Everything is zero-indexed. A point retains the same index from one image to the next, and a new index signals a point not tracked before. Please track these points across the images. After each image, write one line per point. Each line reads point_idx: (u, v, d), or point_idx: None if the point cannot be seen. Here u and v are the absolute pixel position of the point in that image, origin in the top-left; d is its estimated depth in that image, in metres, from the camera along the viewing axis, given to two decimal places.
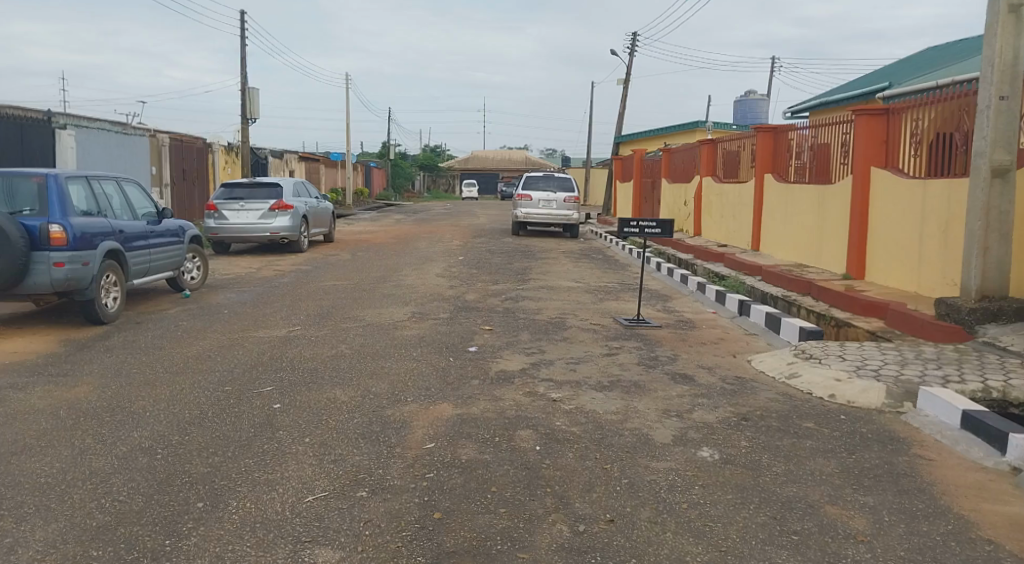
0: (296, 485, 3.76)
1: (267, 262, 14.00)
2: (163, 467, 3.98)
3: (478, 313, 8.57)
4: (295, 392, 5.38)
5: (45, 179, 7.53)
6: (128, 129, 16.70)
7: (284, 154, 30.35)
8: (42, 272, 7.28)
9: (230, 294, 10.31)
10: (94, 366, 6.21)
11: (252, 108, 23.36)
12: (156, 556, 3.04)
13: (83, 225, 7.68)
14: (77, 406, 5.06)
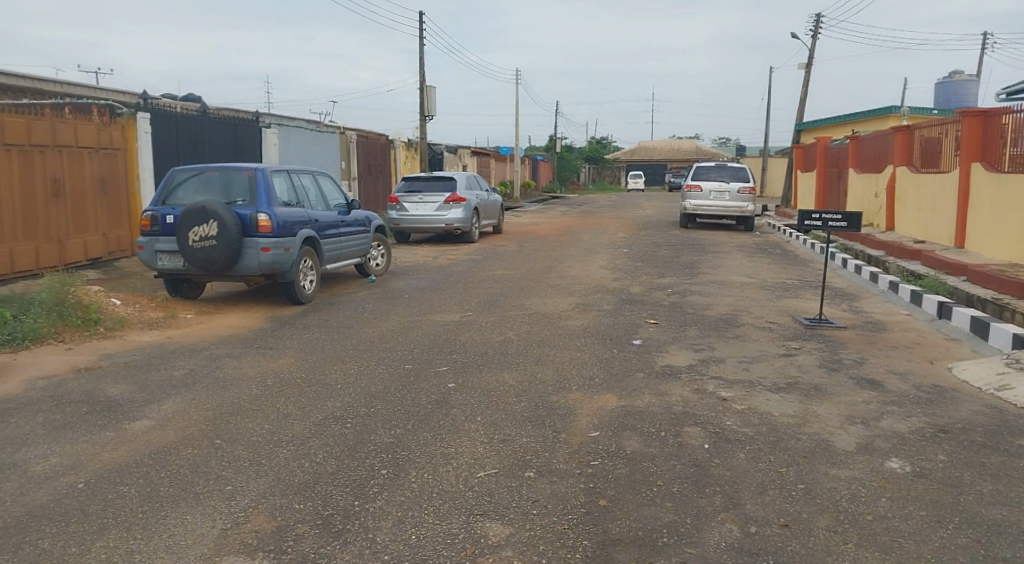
0: (469, 461, 3.92)
1: (440, 251, 14.64)
2: (352, 434, 4.30)
3: (644, 307, 8.46)
4: (466, 374, 5.60)
5: (254, 173, 8.34)
6: (321, 127, 18.04)
7: (457, 148, 31.58)
8: (252, 256, 8.07)
9: (409, 281, 10.89)
10: (292, 341, 6.81)
11: (429, 106, 24.46)
12: (347, 513, 3.30)
13: (286, 214, 8.42)
14: (278, 376, 5.58)
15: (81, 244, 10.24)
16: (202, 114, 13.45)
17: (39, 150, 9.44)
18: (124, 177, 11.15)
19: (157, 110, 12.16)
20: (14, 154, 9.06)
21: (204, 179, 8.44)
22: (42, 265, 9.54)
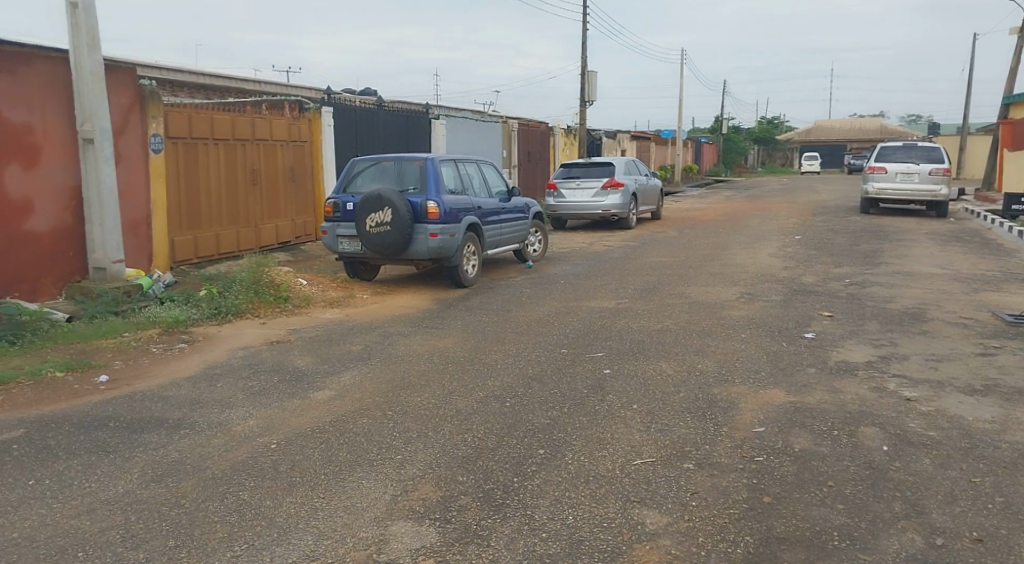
0: (625, 447, 3.90)
1: (599, 238, 14.59)
2: (512, 414, 4.41)
3: (817, 298, 7.98)
4: (624, 362, 5.57)
5: (425, 162, 8.72)
6: (484, 117, 18.51)
7: (618, 134, 31.28)
8: (421, 242, 8.47)
9: (567, 267, 10.95)
10: (458, 323, 7.06)
11: (591, 91, 24.39)
12: (507, 489, 3.40)
13: (452, 202, 8.75)
14: (442, 355, 5.82)
15: (273, 229, 11.20)
16: (377, 108, 14.22)
17: (240, 144, 10.40)
18: (310, 167, 12.05)
19: (339, 104, 13.01)
20: (221, 148, 10.05)
21: (379, 168, 8.94)
22: (242, 248, 10.54)
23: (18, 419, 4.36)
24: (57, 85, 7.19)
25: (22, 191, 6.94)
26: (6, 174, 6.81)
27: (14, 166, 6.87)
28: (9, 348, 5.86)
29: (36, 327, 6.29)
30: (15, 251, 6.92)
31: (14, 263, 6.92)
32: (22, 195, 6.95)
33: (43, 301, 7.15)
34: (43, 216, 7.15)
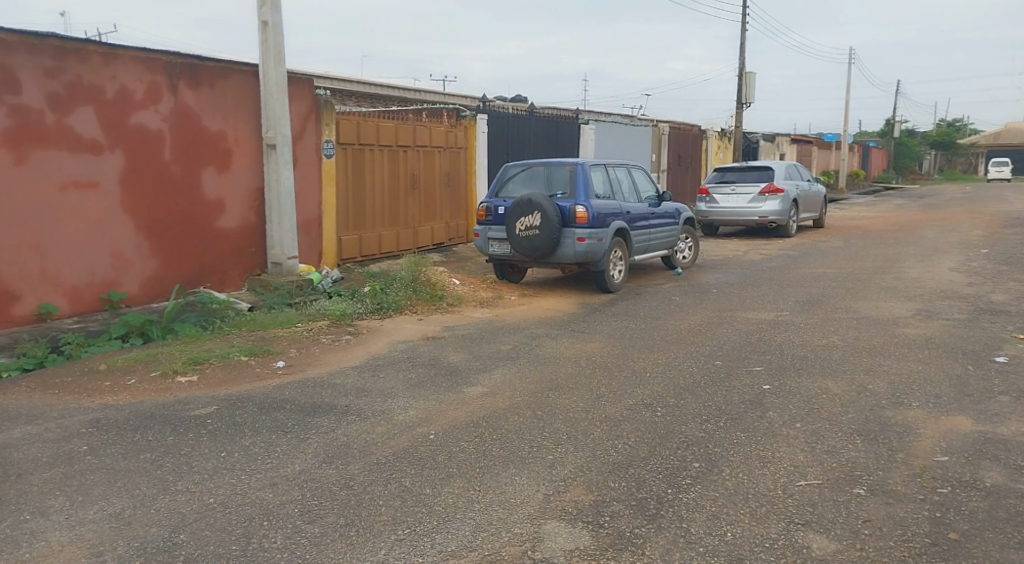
0: (788, 467, 3.73)
1: (755, 246, 14.03)
2: (664, 424, 4.33)
3: (1008, 319, 7.24)
4: (783, 377, 5.31)
5: (575, 167, 8.76)
6: (634, 121, 18.33)
7: (776, 137, 29.94)
8: (568, 246, 8.51)
9: (720, 275, 10.62)
10: (609, 328, 7.03)
11: (748, 93, 23.51)
12: (662, 499, 3.34)
13: (601, 207, 8.73)
14: (593, 359, 5.82)
15: (429, 231, 11.66)
16: (529, 114, 14.45)
17: (402, 150, 10.91)
18: (464, 172, 12.45)
19: (494, 111, 13.35)
20: (384, 154, 10.58)
21: (530, 173, 9.08)
22: (400, 248, 11.05)
23: (209, 396, 4.81)
24: (248, 96, 7.86)
25: (216, 192, 7.63)
26: (204, 177, 7.52)
27: (211, 169, 7.56)
28: (201, 332, 6.48)
29: (224, 315, 6.90)
30: (208, 247, 7.63)
31: (207, 258, 7.62)
32: (216, 195, 7.65)
33: (229, 292, 7.83)
34: (233, 215, 7.84)
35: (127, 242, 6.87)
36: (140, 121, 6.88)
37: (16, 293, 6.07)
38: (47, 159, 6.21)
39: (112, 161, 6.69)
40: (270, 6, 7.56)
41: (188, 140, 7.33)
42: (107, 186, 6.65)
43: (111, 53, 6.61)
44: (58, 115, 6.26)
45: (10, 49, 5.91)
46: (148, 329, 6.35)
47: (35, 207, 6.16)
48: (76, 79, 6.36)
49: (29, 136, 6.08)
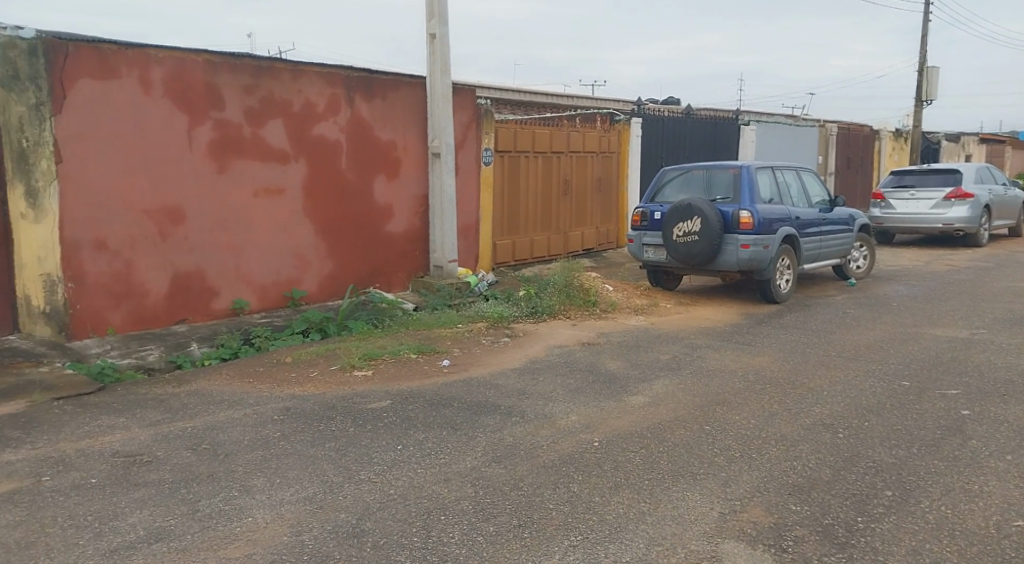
0: (999, 504, 3.37)
1: (939, 256, 12.89)
2: (848, 447, 4.05)
3: None
4: (984, 402, 4.82)
5: (739, 170, 8.42)
6: (798, 121, 17.43)
7: (961, 136, 27.42)
8: (730, 253, 8.18)
9: (901, 287, 9.85)
10: (779, 340, 6.70)
11: (930, 90, 21.69)
12: (852, 528, 3.12)
13: (767, 212, 8.33)
14: (763, 374, 5.56)
15: (581, 236, 11.67)
16: (686, 117, 14.10)
17: (557, 156, 10.98)
18: (617, 177, 12.36)
19: (650, 115, 13.14)
20: (540, 159, 10.70)
21: (691, 177, 8.84)
22: (552, 253, 11.14)
23: (384, 391, 5.05)
24: (416, 106, 8.19)
25: (386, 198, 8.02)
26: (375, 183, 7.92)
27: (382, 176, 7.96)
28: (372, 330, 6.83)
29: (391, 314, 7.27)
30: (378, 249, 8.03)
31: (377, 260, 8.03)
32: (386, 201, 8.04)
33: (395, 292, 8.21)
34: (401, 219, 8.21)
35: (308, 244, 7.37)
36: (321, 133, 7.36)
37: (215, 290, 6.65)
38: (243, 168, 6.77)
39: (297, 169, 7.20)
40: (437, 19, 7.85)
41: (363, 149, 7.75)
42: (292, 192, 7.15)
43: (298, 70, 7.12)
44: (254, 128, 6.82)
45: (215, 69, 6.50)
46: (325, 326, 6.79)
47: (233, 212, 6.73)
48: (269, 95, 6.90)
49: (230, 147, 6.66)
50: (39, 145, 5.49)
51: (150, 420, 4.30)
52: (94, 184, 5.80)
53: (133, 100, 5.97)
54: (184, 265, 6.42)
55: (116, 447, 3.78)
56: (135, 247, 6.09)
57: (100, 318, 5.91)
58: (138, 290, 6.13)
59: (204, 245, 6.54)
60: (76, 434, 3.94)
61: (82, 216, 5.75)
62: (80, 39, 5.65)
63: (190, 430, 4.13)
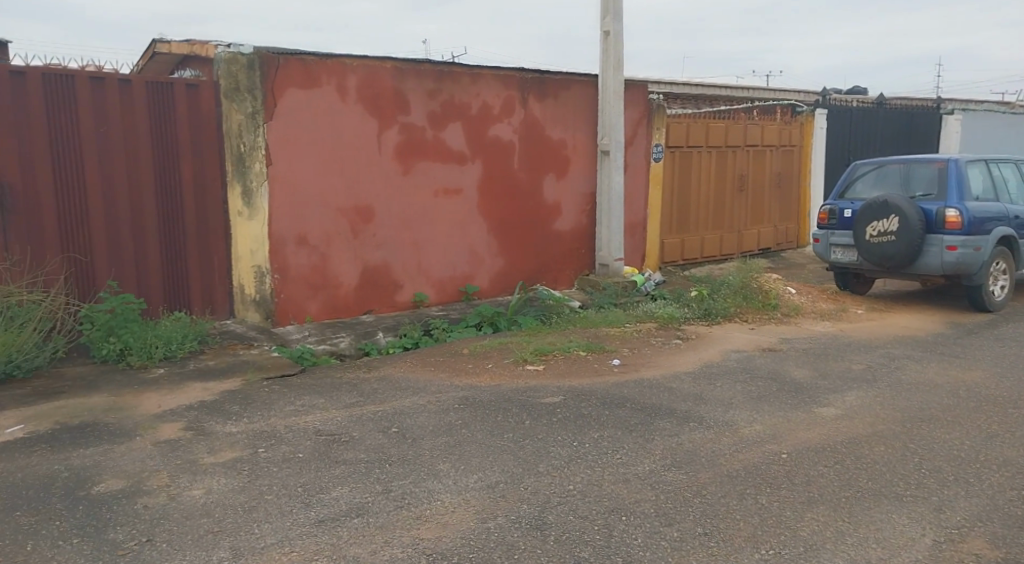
0: None
1: None
2: None
3: None
4: None
5: (946, 164, 7.72)
6: (1013, 108, 15.64)
7: None
8: (934, 255, 7.48)
9: None
10: (994, 354, 6.05)
11: None
12: None
13: (978, 210, 7.54)
14: (976, 390, 5.05)
15: (757, 234, 11.16)
16: (878, 106, 13.09)
17: (732, 151, 10.57)
18: (798, 172, 11.67)
19: (836, 106, 12.32)
20: (714, 155, 10.34)
21: (887, 172, 8.21)
22: (725, 252, 10.76)
23: (556, 387, 5.05)
24: (588, 104, 8.04)
25: (557, 196, 7.95)
26: (547, 182, 7.88)
27: (553, 175, 7.90)
28: (541, 326, 6.78)
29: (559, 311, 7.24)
30: (548, 247, 8.00)
31: (547, 257, 8.00)
32: (555, 199, 7.97)
33: (562, 290, 8.13)
34: (569, 217, 8.13)
35: (481, 241, 7.50)
36: (497, 134, 7.43)
37: (397, 283, 6.99)
38: (426, 169, 7.01)
39: (473, 170, 7.32)
40: (612, 16, 7.59)
41: (536, 148, 7.74)
42: (468, 191, 7.31)
43: (477, 73, 7.23)
44: (435, 131, 7.02)
45: (402, 75, 6.74)
46: (497, 320, 6.84)
47: (415, 210, 7.00)
48: (450, 98, 7.06)
49: (413, 149, 6.90)
50: (254, 150, 6.02)
51: (345, 402, 4.62)
52: (297, 185, 6.28)
53: (330, 107, 6.36)
54: (371, 260, 6.79)
55: (318, 426, 4.10)
56: (331, 243, 6.53)
57: (300, 307, 6.44)
58: (332, 282, 6.58)
59: (389, 241, 6.87)
60: (283, 412, 4.32)
61: (287, 215, 6.26)
62: (288, 52, 6.09)
63: (380, 413, 4.41)
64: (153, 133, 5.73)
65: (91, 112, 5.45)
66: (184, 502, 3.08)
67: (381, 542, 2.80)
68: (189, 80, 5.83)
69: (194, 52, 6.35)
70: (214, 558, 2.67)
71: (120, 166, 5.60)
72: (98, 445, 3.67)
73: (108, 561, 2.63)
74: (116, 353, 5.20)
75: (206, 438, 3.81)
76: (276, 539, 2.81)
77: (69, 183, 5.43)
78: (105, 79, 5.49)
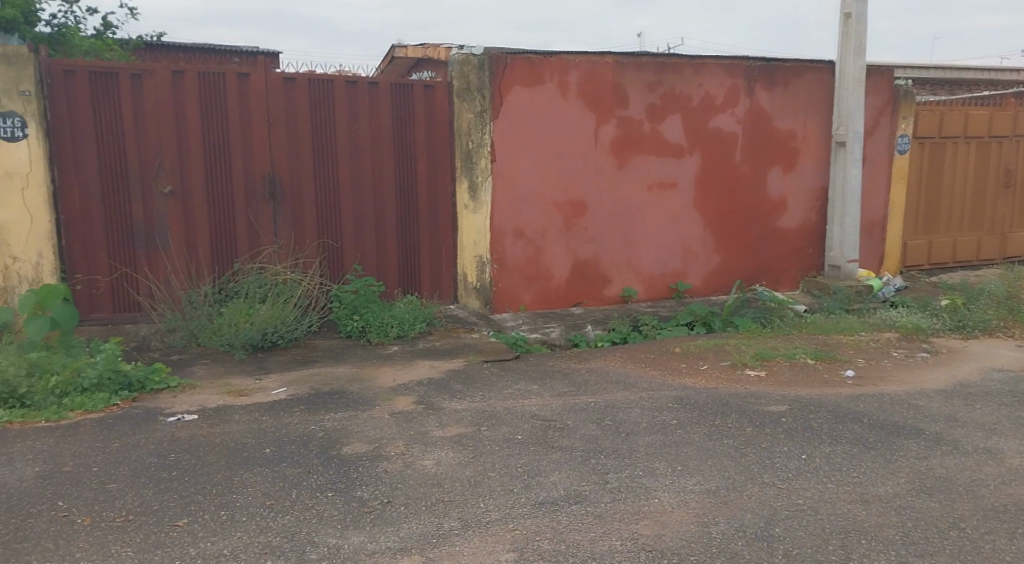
0: None
1: None
2: None
3: None
4: None
5: None
6: None
7: None
8: None
9: None
10: None
11: None
12: None
13: None
14: None
15: None
16: None
17: (996, 142, 9.35)
18: None
19: None
20: (973, 146, 9.21)
21: None
22: (982, 256, 9.57)
23: (780, 395, 4.47)
24: (824, 93, 7.41)
25: (782, 191, 7.42)
26: (771, 176, 7.36)
27: (780, 168, 7.37)
28: (761, 329, 6.20)
29: (782, 315, 6.56)
30: (768, 246, 7.47)
31: (766, 256, 7.49)
32: (780, 195, 7.43)
33: (783, 291, 7.59)
34: (795, 214, 7.54)
35: (698, 237, 7.16)
36: (719, 126, 7.06)
37: (608, 277, 6.88)
38: (643, 162, 6.83)
39: (691, 163, 7.02)
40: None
41: (760, 141, 7.26)
42: (685, 186, 7.01)
43: (699, 63, 6.91)
44: (653, 124, 6.82)
45: (623, 69, 6.62)
46: (710, 320, 6.36)
47: (629, 205, 6.85)
48: (671, 90, 6.82)
49: (630, 143, 6.76)
50: (481, 147, 6.28)
51: (558, 390, 4.54)
52: (516, 179, 6.42)
53: (552, 103, 6.42)
54: (584, 253, 6.75)
55: (534, 410, 4.13)
56: (546, 235, 6.60)
57: (515, 296, 6.59)
58: (546, 273, 6.65)
59: (603, 235, 6.79)
60: (502, 394, 4.45)
61: (506, 208, 6.42)
62: (516, 51, 6.24)
63: (593, 404, 4.23)
64: (395, 131, 6.19)
65: (344, 112, 6.00)
66: (418, 470, 3.31)
67: (600, 532, 2.82)
68: (427, 81, 6.23)
69: (427, 55, 6.79)
70: (445, 527, 2.84)
71: (366, 162, 6.13)
72: (345, 411, 4.05)
73: (357, 516, 2.90)
74: (358, 329, 5.73)
75: (435, 413, 4.06)
76: (500, 515, 2.92)
77: (324, 176, 6.03)
78: (357, 83, 6.02)
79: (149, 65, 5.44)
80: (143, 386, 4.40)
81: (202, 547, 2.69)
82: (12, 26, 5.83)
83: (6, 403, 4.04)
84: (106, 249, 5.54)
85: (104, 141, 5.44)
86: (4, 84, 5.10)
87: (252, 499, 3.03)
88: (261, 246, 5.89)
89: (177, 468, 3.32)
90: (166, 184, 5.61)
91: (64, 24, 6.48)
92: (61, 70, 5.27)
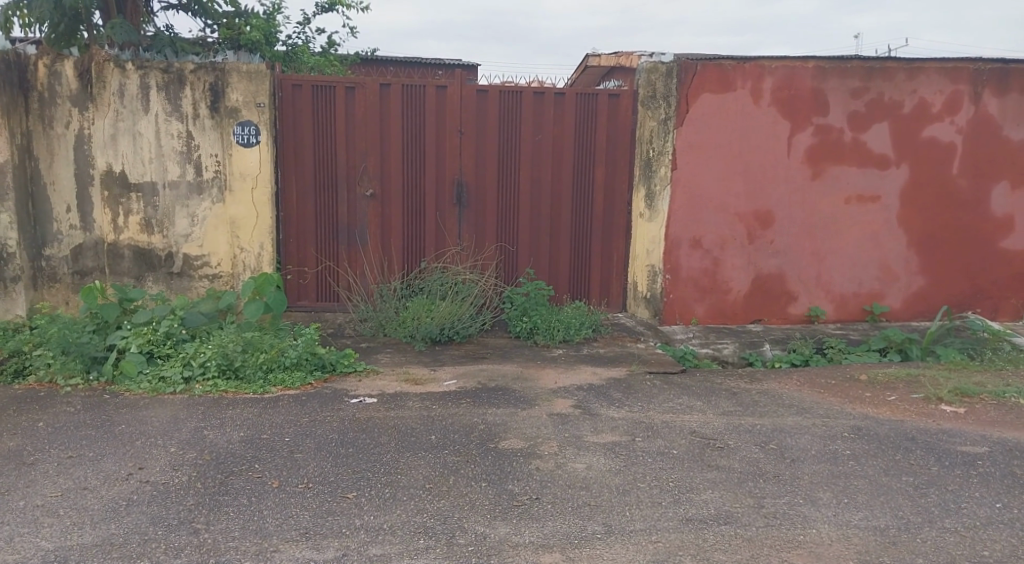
0: None
1: None
2: None
3: None
4: None
5: None
6: None
7: None
8: None
9: None
10: None
11: None
12: None
13: None
14: None
15: None
16: None
17: None
18: None
19: None
20: None
21: None
22: None
23: (982, 435, 3.99)
24: None
25: (1007, 208, 6.63)
26: (994, 192, 6.60)
27: (1006, 183, 6.59)
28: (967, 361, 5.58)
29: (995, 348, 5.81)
30: (986, 270, 6.71)
31: (983, 281, 6.72)
32: (1006, 213, 6.64)
33: (1003, 322, 6.76)
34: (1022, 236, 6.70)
35: (900, 255, 6.59)
36: (935, 135, 6.45)
37: (793, 294, 6.52)
38: (842, 174, 6.40)
39: (898, 176, 6.47)
40: None
41: (984, 152, 6.53)
42: (889, 200, 6.48)
43: (916, 67, 6.35)
44: (856, 133, 6.36)
45: (825, 75, 6.23)
46: (907, 347, 5.82)
47: (823, 218, 6.45)
48: (880, 97, 6.33)
49: (828, 154, 6.36)
50: (661, 154, 6.21)
51: (723, 408, 4.40)
52: (699, 188, 6.27)
53: (742, 110, 6.20)
54: (768, 267, 6.45)
55: (694, 427, 4.03)
56: (727, 247, 6.39)
57: (688, 308, 6.43)
58: (723, 287, 6.44)
59: (790, 249, 6.45)
60: (662, 407, 4.38)
61: (685, 217, 6.29)
62: (707, 58, 6.10)
63: (759, 427, 4.05)
64: (580, 139, 6.30)
65: (532, 121, 6.21)
66: (568, 471, 3.37)
67: (748, 556, 2.72)
68: (613, 90, 6.28)
69: (619, 63, 6.82)
70: (588, 530, 2.87)
71: (550, 168, 6.30)
72: (507, 408, 4.20)
73: (506, 508, 3.02)
74: (527, 331, 5.90)
75: (591, 418, 4.10)
76: (644, 526, 2.91)
77: (508, 182, 6.27)
78: (545, 93, 6.21)
79: (362, 79, 5.97)
80: (335, 368, 4.88)
81: (366, 519, 2.93)
82: (255, 46, 6.68)
83: (223, 373, 4.62)
84: (314, 244, 6.16)
85: (319, 147, 6.04)
86: (245, 95, 5.76)
87: (414, 480, 3.25)
88: (446, 247, 6.25)
89: (354, 444, 3.64)
90: (369, 187, 6.12)
91: (296, 45, 7.33)
92: (290, 84, 5.91)
